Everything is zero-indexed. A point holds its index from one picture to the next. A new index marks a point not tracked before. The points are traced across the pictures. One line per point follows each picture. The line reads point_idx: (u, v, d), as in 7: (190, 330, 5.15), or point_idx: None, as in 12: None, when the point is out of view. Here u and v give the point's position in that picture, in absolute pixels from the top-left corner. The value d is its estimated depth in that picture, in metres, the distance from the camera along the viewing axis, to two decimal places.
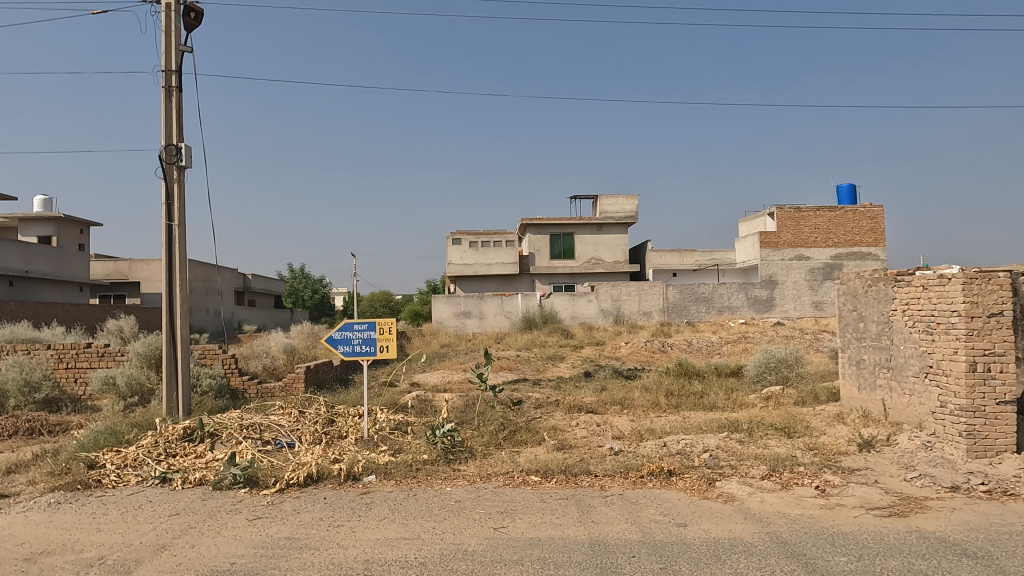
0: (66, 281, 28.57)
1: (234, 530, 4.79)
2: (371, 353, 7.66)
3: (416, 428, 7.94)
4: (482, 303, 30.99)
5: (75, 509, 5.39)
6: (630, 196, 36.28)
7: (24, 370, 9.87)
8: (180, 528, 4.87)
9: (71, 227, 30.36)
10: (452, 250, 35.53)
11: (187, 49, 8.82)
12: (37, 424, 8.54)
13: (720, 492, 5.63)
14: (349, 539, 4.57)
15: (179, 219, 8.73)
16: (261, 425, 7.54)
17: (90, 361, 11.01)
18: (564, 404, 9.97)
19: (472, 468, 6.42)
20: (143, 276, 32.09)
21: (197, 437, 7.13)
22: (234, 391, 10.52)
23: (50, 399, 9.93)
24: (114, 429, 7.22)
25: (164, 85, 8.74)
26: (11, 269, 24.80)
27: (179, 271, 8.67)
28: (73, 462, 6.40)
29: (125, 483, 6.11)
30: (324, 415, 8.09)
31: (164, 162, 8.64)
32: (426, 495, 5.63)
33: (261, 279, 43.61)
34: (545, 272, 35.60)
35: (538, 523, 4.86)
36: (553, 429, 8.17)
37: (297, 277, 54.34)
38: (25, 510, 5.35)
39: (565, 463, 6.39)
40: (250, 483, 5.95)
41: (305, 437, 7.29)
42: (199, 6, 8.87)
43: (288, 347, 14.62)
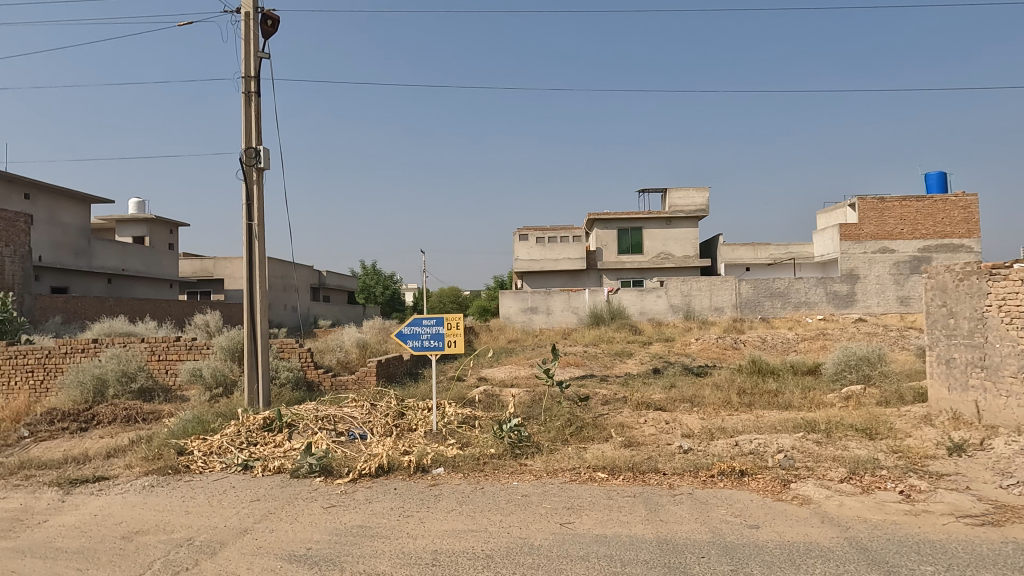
0: (159, 279, 30.41)
1: (310, 517, 4.99)
2: (440, 348, 7.78)
3: (483, 422, 8.00)
4: (549, 298, 30.94)
5: (167, 492, 5.75)
6: (701, 189, 35.32)
7: (122, 361, 10.62)
8: (261, 512, 5.11)
9: (162, 227, 32.37)
10: (519, 246, 35.55)
11: (264, 55, 9.20)
12: (133, 412, 9.16)
13: (795, 494, 5.44)
14: (419, 530, 4.66)
15: (259, 219, 9.14)
16: (336, 416, 7.81)
17: (179, 354, 11.57)
18: (632, 400, 9.84)
19: (540, 462, 6.44)
20: (227, 273, 33.72)
21: (276, 427, 7.46)
22: (311, 383, 10.95)
23: (144, 388, 10.66)
24: (201, 418, 7.66)
25: (244, 90, 9.16)
26: (108, 268, 26.65)
27: (259, 270, 9.05)
28: (165, 447, 6.86)
29: (211, 469, 6.48)
30: (395, 407, 8.29)
31: (244, 164, 9.05)
32: (493, 489, 5.68)
33: (336, 276, 45.03)
34: (613, 267, 35.24)
35: (605, 519, 4.84)
36: (621, 426, 8.05)
37: (370, 274, 55.67)
38: (123, 491, 5.76)
39: (632, 460, 6.31)
40: (325, 472, 6.20)
41: (376, 429, 7.49)
42: (276, 13, 9.23)
43: (361, 343, 15.00)
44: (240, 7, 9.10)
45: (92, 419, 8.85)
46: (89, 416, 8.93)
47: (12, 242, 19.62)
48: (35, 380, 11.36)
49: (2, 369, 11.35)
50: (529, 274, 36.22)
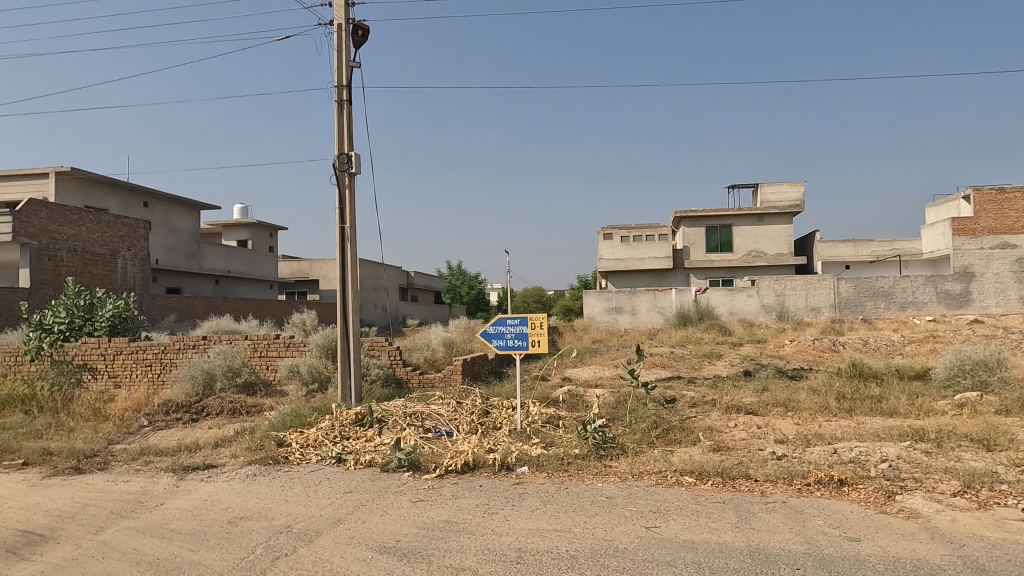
0: (260, 280, 32.26)
1: (399, 510, 5.15)
2: (523, 347, 7.83)
3: (567, 422, 7.97)
4: (635, 298, 30.46)
5: (268, 480, 6.10)
6: (795, 183, 33.76)
7: (227, 357, 11.34)
8: (353, 504, 5.33)
9: (263, 231, 34.31)
10: (604, 245, 35.22)
11: (355, 65, 9.57)
12: (238, 405, 9.77)
13: (900, 507, 5.09)
14: (504, 528, 4.71)
15: (351, 222, 9.53)
16: (423, 413, 8.01)
17: (279, 351, 12.17)
18: (721, 403, 9.52)
19: (625, 465, 6.36)
20: (323, 274, 35.33)
21: (368, 422, 7.74)
22: (399, 380, 11.27)
23: (248, 382, 11.35)
24: (298, 411, 8.07)
25: (337, 99, 9.56)
26: (215, 269, 28.53)
27: (351, 271, 9.42)
28: (266, 439, 7.28)
29: (307, 460, 6.81)
30: (480, 406, 8.39)
31: (337, 169, 9.44)
32: (577, 489, 5.66)
33: (423, 276, 46.23)
34: (701, 266, 34.28)
35: (692, 525, 4.71)
36: (709, 430, 7.81)
37: (456, 274, 56.74)
38: (230, 479, 6.16)
39: (721, 465, 6.11)
40: (413, 467, 6.37)
41: (462, 426, 7.62)
42: (366, 23, 9.58)
43: (447, 342, 15.31)
44: (333, 20, 9.52)
45: (203, 411, 9.51)
46: (200, 408, 9.60)
47: (133, 246, 21.37)
48: (153, 373, 12.32)
49: (125, 362, 12.37)
50: (614, 273, 35.82)
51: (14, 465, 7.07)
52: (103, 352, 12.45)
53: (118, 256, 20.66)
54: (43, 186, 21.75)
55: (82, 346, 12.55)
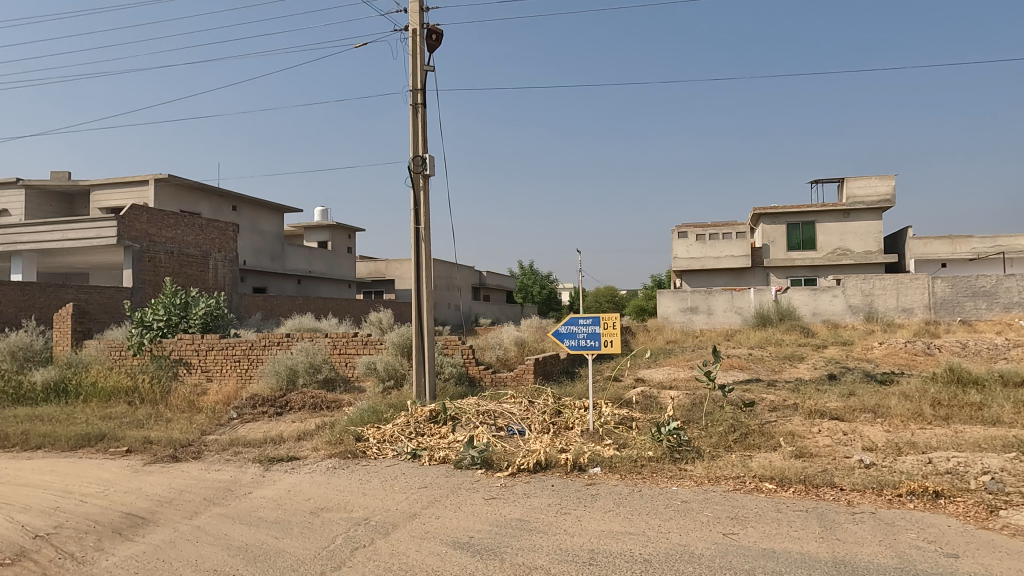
0: (340, 280, 33.42)
1: (472, 507, 5.21)
2: (596, 347, 7.76)
3: (641, 424, 7.84)
4: (711, 297, 29.66)
5: (347, 473, 6.31)
6: (885, 177, 31.96)
7: (309, 354, 11.81)
8: (428, 499, 5.43)
9: (342, 232, 35.51)
10: (678, 244, 34.46)
11: (430, 68, 9.76)
12: (319, 400, 10.15)
13: (1005, 523, 4.73)
14: (577, 528, 4.68)
15: (425, 223, 9.73)
16: (496, 412, 8.08)
17: (356, 348, 12.54)
18: (804, 408, 9.12)
19: (700, 469, 6.20)
20: (398, 274, 36.23)
21: (441, 419, 7.87)
22: (472, 379, 11.40)
23: (328, 378, 11.79)
24: (375, 408, 8.31)
25: (412, 102, 9.78)
26: (298, 270, 29.75)
27: (425, 270, 9.61)
28: (345, 433, 7.53)
29: (384, 455, 7.00)
30: (552, 406, 8.38)
31: (413, 171, 9.65)
32: (651, 492, 5.56)
33: (495, 276, 46.63)
34: (782, 265, 33.01)
35: (772, 533, 4.54)
36: (791, 435, 7.50)
37: (527, 274, 56.93)
38: (311, 471, 6.42)
39: (804, 472, 5.85)
40: (486, 465, 6.44)
41: (534, 425, 7.63)
42: (440, 27, 9.75)
43: (519, 341, 15.37)
44: (408, 25, 9.73)
45: (286, 405, 9.95)
46: (284, 402, 10.03)
47: (224, 248, 22.57)
48: (242, 368, 12.98)
49: (216, 358, 13.09)
50: (688, 273, 34.97)
51: (119, 452, 7.62)
52: (197, 347, 13.22)
53: (210, 258, 21.88)
54: (143, 192, 23.31)
55: (178, 342, 13.37)
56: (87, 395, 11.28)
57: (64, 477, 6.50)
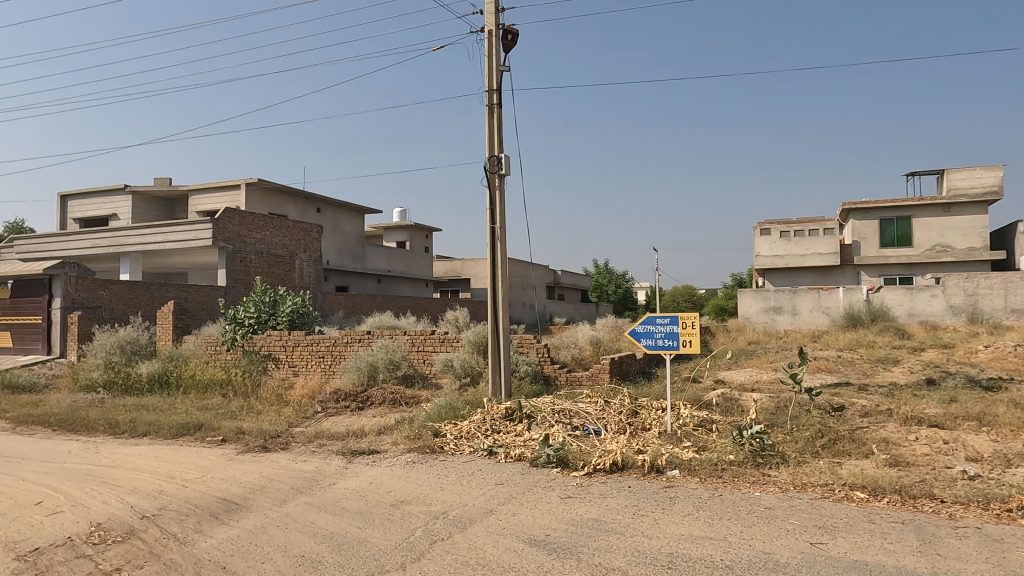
0: (417, 279, 34.19)
1: (548, 505, 5.22)
2: (674, 347, 7.60)
3: (722, 426, 7.61)
4: (796, 297, 28.47)
5: (426, 467, 6.46)
6: (991, 167, 29.70)
7: (389, 351, 12.16)
8: (504, 496, 5.48)
9: (419, 232, 36.31)
10: (761, 241, 33.27)
11: (505, 68, 9.83)
12: (398, 396, 10.42)
13: None
14: (655, 530, 4.61)
15: (501, 223, 9.81)
16: (571, 411, 8.05)
17: (434, 346, 12.78)
18: (899, 414, 8.60)
19: (785, 475, 5.95)
20: (474, 273, 36.73)
21: (517, 417, 7.92)
22: (547, 377, 11.40)
23: (407, 375, 12.10)
24: (452, 404, 8.45)
25: (488, 103, 9.88)
26: (378, 269, 30.66)
27: (501, 269, 9.69)
28: (423, 428, 7.71)
29: (461, 451, 7.12)
30: (629, 406, 8.26)
31: (489, 171, 9.76)
32: (732, 497, 5.40)
33: (570, 275, 46.48)
34: (874, 263, 31.28)
35: (864, 545, 4.31)
36: (884, 442, 7.09)
37: (602, 273, 56.44)
38: (392, 464, 6.60)
39: (899, 482, 5.53)
40: (562, 464, 6.43)
41: (610, 425, 7.55)
42: (515, 27, 9.80)
43: (594, 340, 15.25)
44: (483, 27, 9.83)
45: (368, 400, 10.27)
46: (365, 397, 10.37)
47: (309, 248, 23.53)
48: (325, 364, 13.50)
49: (302, 353, 13.67)
50: (771, 271, 33.69)
51: (215, 441, 8.10)
52: (284, 343, 13.86)
53: (296, 258, 22.88)
54: (236, 196, 24.64)
55: (267, 338, 14.05)
56: (186, 387, 12.05)
57: (166, 462, 6.98)
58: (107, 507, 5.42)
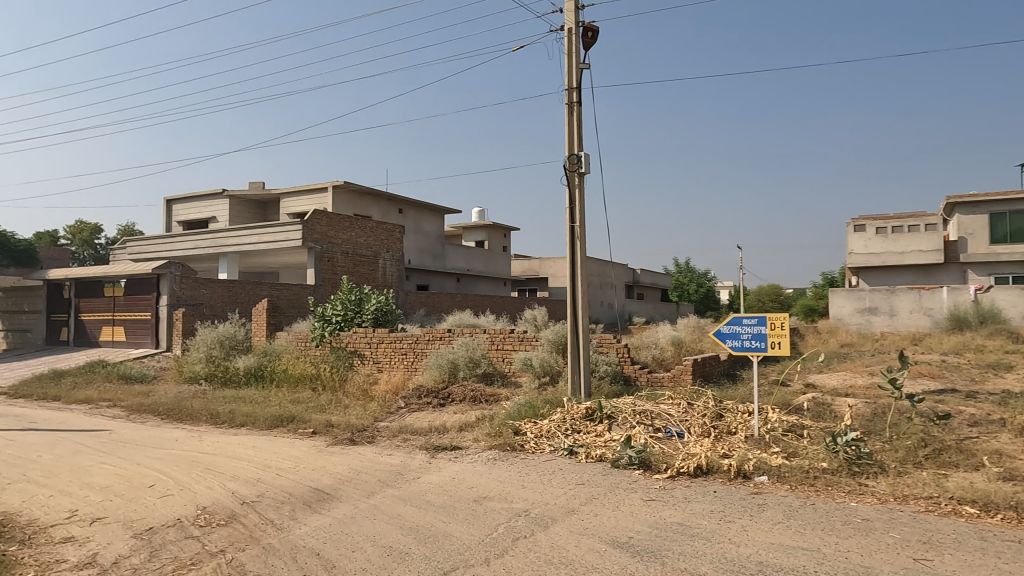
0: (496, 278, 34.53)
1: (631, 507, 5.16)
2: (762, 349, 7.33)
3: (813, 432, 7.28)
4: (893, 297, 26.87)
5: (507, 465, 6.53)
6: None
7: (469, 349, 12.35)
8: (586, 496, 5.46)
9: (498, 232, 36.66)
10: (854, 238, 31.62)
11: (585, 66, 9.77)
12: (478, 393, 10.56)
13: None
14: (742, 538, 4.47)
15: (581, 221, 9.77)
16: (652, 412, 7.92)
17: (513, 344, 12.85)
18: (1013, 424, 7.95)
19: (884, 485, 5.63)
20: (552, 272, 36.75)
21: (597, 417, 7.87)
22: (627, 378, 11.25)
23: (487, 372, 12.26)
24: (532, 403, 8.50)
25: (568, 101, 9.86)
26: (458, 268, 31.19)
27: (581, 268, 9.64)
28: (503, 426, 7.79)
29: (542, 450, 7.14)
30: (713, 408, 8.03)
31: (569, 170, 9.73)
32: (825, 506, 5.16)
33: (649, 274, 45.71)
34: (983, 260, 29.07)
35: (975, 564, 4.02)
36: (997, 454, 6.57)
37: (683, 272, 55.17)
38: (474, 460, 6.71)
39: (1015, 498, 5.10)
40: (644, 466, 6.34)
41: (693, 428, 7.38)
42: (596, 24, 9.73)
43: (676, 340, 14.93)
44: (563, 25, 9.81)
45: (448, 397, 10.47)
46: (446, 394, 10.58)
47: (392, 248, 24.20)
48: (408, 361, 13.86)
49: (386, 350, 14.10)
50: (866, 270, 31.95)
51: (306, 432, 8.49)
52: (369, 340, 14.34)
53: (380, 258, 23.60)
54: (324, 198, 25.69)
55: (353, 335, 14.58)
56: (280, 380, 12.69)
57: (263, 452, 7.38)
58: (211, 492, 5.79)
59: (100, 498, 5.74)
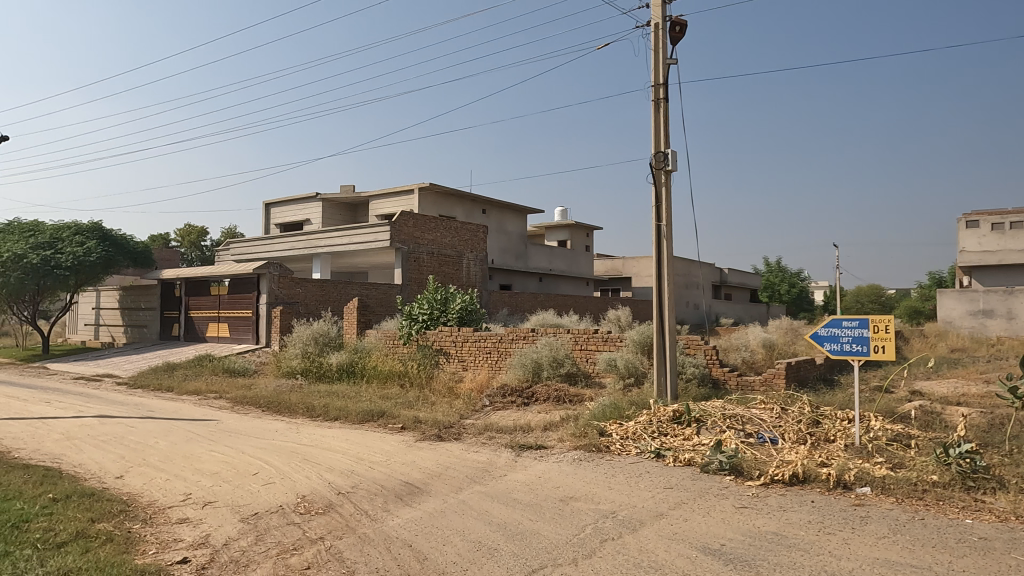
0: (578, 278, 34.38)
1: (722, 514, 5.01)
2: (864, 353, 6.93)
3: (922, 443, 6.81)
4: (1012, 298, 24.80)
5: (593, 466, 6.50)
6: None
7: (553, 348, 12.37)
8: (675, 500, 5.35)
9: (580, 231, 36.48)
10: (967, 235, 29.40)
11: (673, 61, 9.57)
12: (562, 393, 10.54)
13: None
14: (844, 551, 4.26)
15: (667, 220, 9.58)
16: (743, 417, 7.65)
17: (597, 344, 12.74)
18: None
19: (1005, 502, 5.20)
20: (636, 271, 36.22)
21: (685, 420, 7.69)
22: (716, 381, 10.92)
23: (570, 372, 12.23)
24: (617, 404, 8.41)
25: (654, 98, 9.69)
26: (540, 268, 31.29)
27: (667, 267, 9.45)
28: (588, 427, 7.76)
29: (628, 452, 7.05)
30: (809, 414, 7.66)
31: (655, 167, 9.56)
32: (936, 522, 4.82)
33: (738, 274, 44.20)
34: None
35: None
36: None
37: (774, 272, 53.02)
38: (559, 460, 6.72)
39: None
40: (735, 472, 6.15)
41: (788, 435, 7.08)
42: (684, 18, 9.51)
43: (767, 343, 14.37)
44: (650, 20, 9.65)
45: (532, 396, 10.53)
46: (530, 393, 10.64)
47: (476, 248, 24.57)
48: (492, 359, 14.03)
49: (470, 349, 14.34)
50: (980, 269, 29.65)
51: (396, 428, 8.77)
52: (454, 339, 14.63)
53: (464, 257, 24.02)
54: (410, 200, 26.41)
55: (439, 333, 14.92)
56: (370, 376, 13.18)
57: (356, 445, 7.69)
58: (309, 481, 6.09)
59: (210, 483, 6.16)
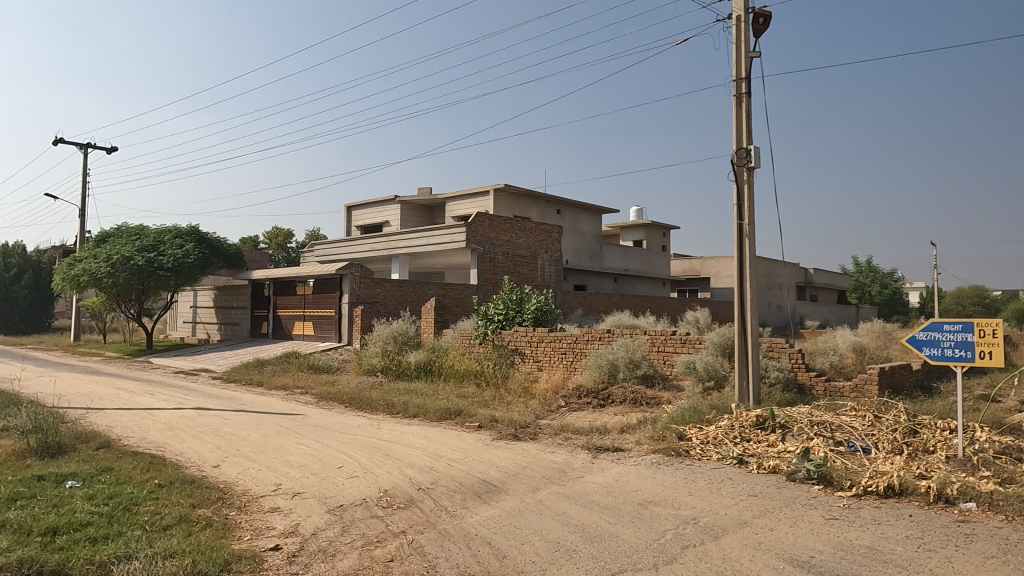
0: (654, 278, 33.77)
1: (811, 524, 4.81)
2: (969, 359, 6.48)
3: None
4: None
5: (672, 470, 6.38)
6: None
7: (629, 350, 12.22)
8: (759, 509, 5.18)
9: (657, 231, 35.84)
10: None
11: (756, 54, 9.26)
12: (639, 395, 10.39)
13: None
14: (947, 570, 4.00)
15: (749, 219, 9.28)
16: (833, 424, 7.31)
17: (675, 346, 12.46)
18: None
19: None
20: (714, 271, 35.25)
21: (769, 426, 7.41)
22: (801, 386, 10.46)
23: (647, 374, 12.04)
24: (697, 408, 8.21)
25: (736, 93, 9.41)
26: (615, 269, 30.94)
27: (749, 268, 9.16)
28: (667, 430, 7.62)
29: (708, 457, 6.88)
30: (906, 423, 7.23)
31: (736, 165, 9.28)
32: None
33: (824, 274, 42.23)
34: None
35: None
36: None
37: (863, 272, 50.36)
38: (637, 463, 6.64)
39: None
40: (824, 481, 5.89)
41: (882, 444, 6.71)
42: (767, 9, 9.18)
43: (858, 347, 13.66)
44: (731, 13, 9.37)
45: (608, 398, 10.43)
46: (606, 394, 10.55)
47: (550, 249, 24.58)
48: (567, 360, 14.00)
49: (546, 349, 14.36)
50: None
51: (472, 426, 8.90)
52: (529, 338, 14.69)
53: (539, 258, 24.07)
54: (485, 201, 26.71)
55: (514, 333, 15.02)
56: (447, 375, 13.43)
57: (435, 442, 7.85)
58: (391, 476, 6.27)
59: (298, 475, 6.44)
